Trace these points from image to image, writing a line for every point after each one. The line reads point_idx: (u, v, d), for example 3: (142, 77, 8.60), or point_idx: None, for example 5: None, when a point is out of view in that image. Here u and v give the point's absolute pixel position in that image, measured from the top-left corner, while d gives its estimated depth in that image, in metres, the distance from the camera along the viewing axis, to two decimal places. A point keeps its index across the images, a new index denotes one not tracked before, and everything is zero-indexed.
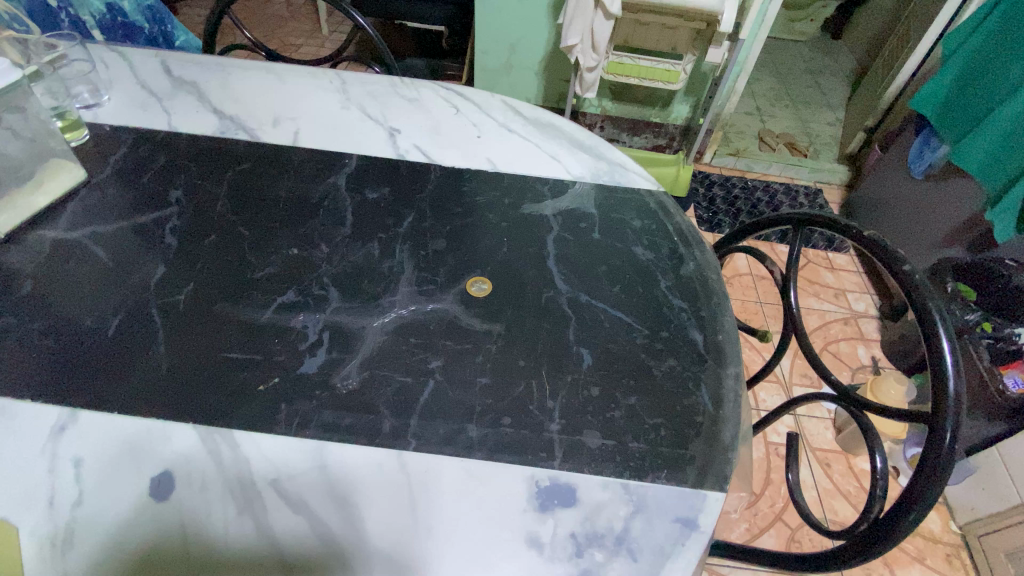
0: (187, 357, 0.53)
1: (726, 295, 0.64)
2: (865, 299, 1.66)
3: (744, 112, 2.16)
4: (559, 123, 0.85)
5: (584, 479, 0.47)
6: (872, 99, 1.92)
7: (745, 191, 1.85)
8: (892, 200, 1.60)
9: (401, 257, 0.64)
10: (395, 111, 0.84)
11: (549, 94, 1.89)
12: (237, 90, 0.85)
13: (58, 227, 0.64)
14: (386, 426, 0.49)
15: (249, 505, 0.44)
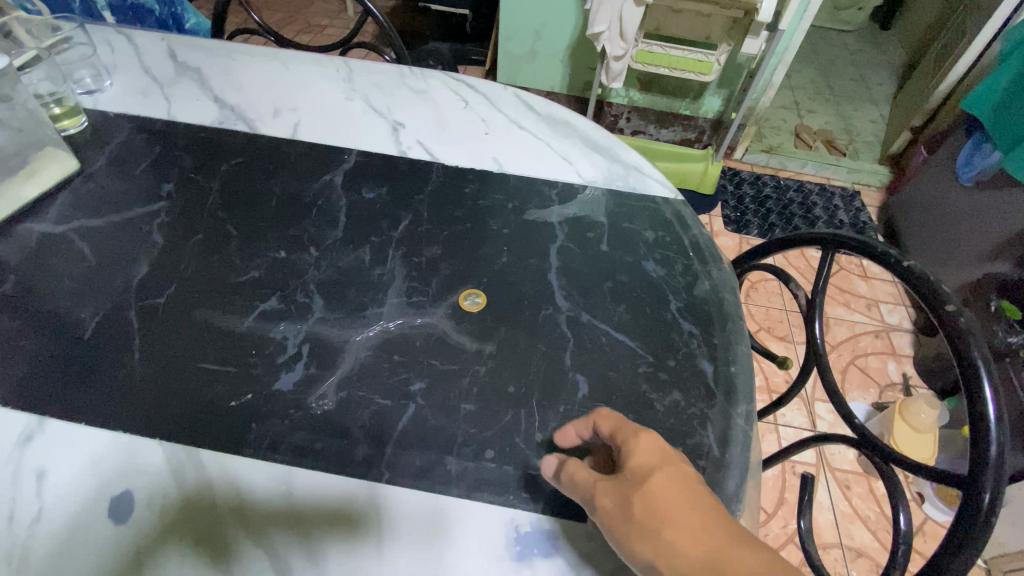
0: (162, 366, 0.50)
1: (742, 320, 0.58)
2: (899, 312, 1.56)
3: (781, 107, 2.05)
4: (575, 121, 0.80)
5: (569, 524, 0.43)
6: (920, 97, 1.78)
7: (777, 192, 1.75)
8: (932, 213, 1.50)
9: (393, 265, 0.61)
10: (401, 103, 0.80)
11: (574, 82, 1.81)
12: (240, 77, 0.82)
13: (46, 221, 0.62)
14: (359, 453, 0.46)
15: (209, 533, 0.42)
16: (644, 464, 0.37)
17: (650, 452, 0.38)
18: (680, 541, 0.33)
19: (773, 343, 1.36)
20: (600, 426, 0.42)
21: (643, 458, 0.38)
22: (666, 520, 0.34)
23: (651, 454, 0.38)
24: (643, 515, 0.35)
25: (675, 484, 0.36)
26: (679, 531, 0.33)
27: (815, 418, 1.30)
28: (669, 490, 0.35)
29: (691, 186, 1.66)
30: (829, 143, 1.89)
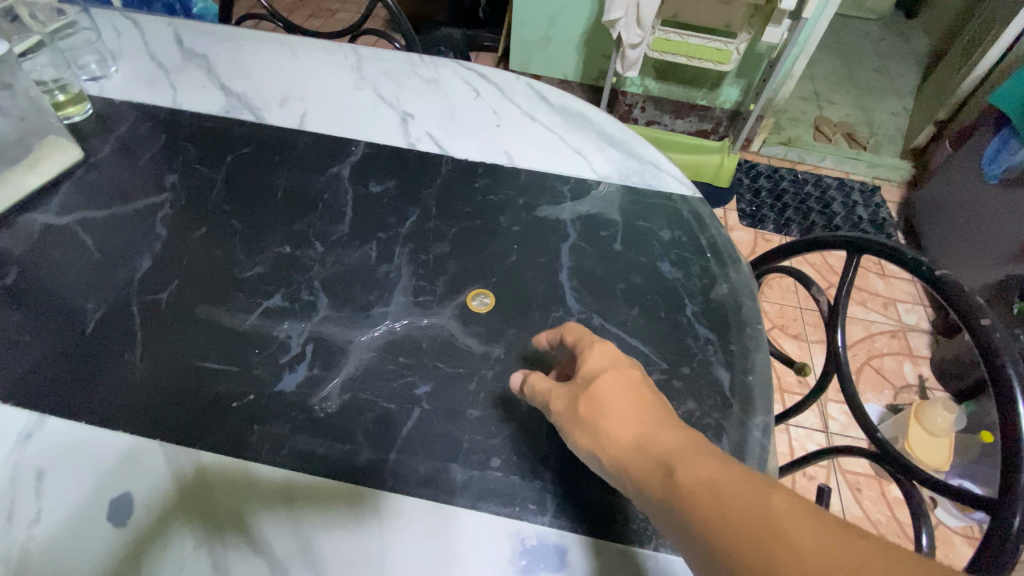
0: (163, 363, 0.49)
1: (761, 327, 0.56)
2: (917, 312, 1.51)
3: (800, 98, 1.99)
4: (590, 113, 0.77)
5: (576, 538, 0.42)
6: (946, 89, 1.72)
7: (794, 186, 1.70)
8: (955, 209, 1.45)
9: (399, 262, 0.59)
10: (411, 93, 0.78)
11: (588, 70, 1.77)
12: (247, 64, 0.80)
13: (50, 211, 0.61)
14: (363, 459, 0.45)
15: (208, 539, 0.41)
16: (594, 368, 0.38)
17: (601, 357, 0.39)
18: (615, 431, 0.34)
19: (787, 342, 1.33)
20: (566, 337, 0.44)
21: (593, 362, 0.39)
22: (608, 414, 0.35)
23: (602, 357, 0.39)
24: (586, 414, 0.36)
25: (619, 381, 0.37)
26: (615, 423, 0.34)
27: (827, 420, 1.27)
28: (613, 388, 0.36)
29: (707, 179, 1.61)
30: (850, 136, 1.84)
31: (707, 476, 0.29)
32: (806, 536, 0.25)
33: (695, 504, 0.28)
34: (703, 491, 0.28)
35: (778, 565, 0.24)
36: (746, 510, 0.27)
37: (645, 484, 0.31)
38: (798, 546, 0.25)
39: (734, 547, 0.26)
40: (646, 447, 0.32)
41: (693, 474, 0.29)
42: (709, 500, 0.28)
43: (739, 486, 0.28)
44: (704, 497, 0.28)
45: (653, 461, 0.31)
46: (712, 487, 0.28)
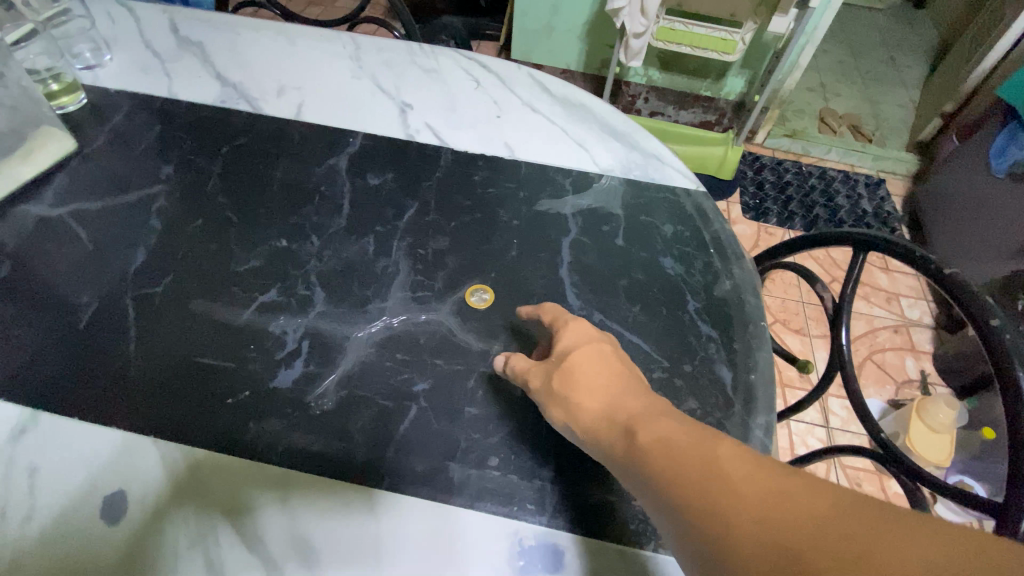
0: (158, 359, 0.49)
1: (765, 324, 0.55)
2: (921, 306, 1.50)
3: (806, 89, 1.96)
4: (592, 104, 0.75)
5: (576, 539, 0.41)
6: (954, 81, 1.69)
7: (799, 178, 1.68)
8: (960, 203, 1.43)
9: (397, 257, 0.58)
10: (410, 83, 0.76)
11: (591, 60, 1.74)
12: (243, 53, 0.78)
13: (43, 203, 0.61)
14: (359, 458, 0.44)
15: (202, 539, 0.40)
16: (569, 346, 0.43)
17: (573, 335, 0.43)
18: (583, 400, 0.38)
19: (788, 337, 1.32)
20: (543, 317, 0.49)
21: (567, 341, 0.43)
22: (578, 386, 0.39)
23: (576, 337, 0.43)
24: (560, 386, 0.40)
25: (587, 355, 0.41)
26: (585, 394, 0.38)
27: (828, 415, 1.26)
28: (582, 361, 0.40)
29: (710, 172, 1.59)
30: (855, 128, 1.81)
31: (662, 434, 0.32)
32: (750, 482, 0.27)
33: (651, 460, 0.31)
34: (657, 447, 0.31)
35: (716, 498, 0.27)
36: (694, 462, 0.29)
37: (609, 446, 0.35)
38: (737, 489, 0.27)
39: (684, 496, 0.29)
40: (610, 413, 0.36)
41: (650, 431, 0.32)
42: (661, 452, 0.31)
43: (690, 443, 0.30)
44: (657, 452, 0.31)
45: (615, 424, 0.35)
46: (665, 443, 0.31)
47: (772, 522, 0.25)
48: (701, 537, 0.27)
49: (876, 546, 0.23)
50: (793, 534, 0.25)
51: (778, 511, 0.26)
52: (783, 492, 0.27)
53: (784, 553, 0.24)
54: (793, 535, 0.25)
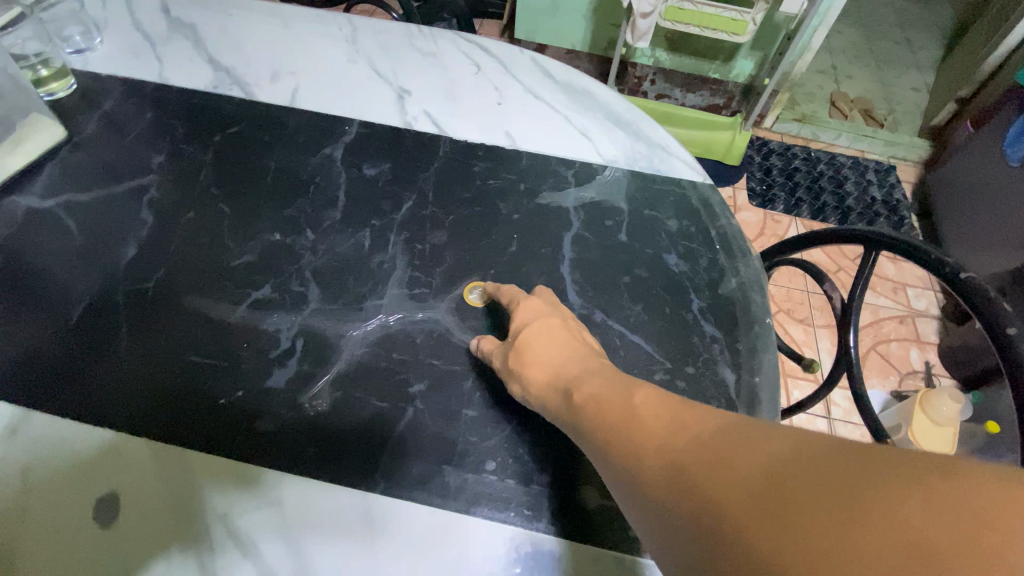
0: (150, 357, 0.48)
1: (770, 324, 0.54)
2: (927, 297, 1.47)
3: (817, 71, 1.90)
4: (596, 91, 0.73)
5: (573, 546, 0.41)
6: (969, 64, 1.64)
7: (807, 164, 1.64)
8: (972, 193, 1.40)
9: (394, 252, 0.56)
10: (408, 68, 0.74)
11: (597, 40, 1.69)
12: (236, 36, 0.76)
13: (33, 194, 0.59)
14: (354, 462, 0.44)
15: (195, 542, 0.40)
16: (522, 323, 0.46)
17: (527, 313, 0.46)
18: (531, 370, 0.41)
19: (792, 327, 1.30)
20: (501, 299, 0.51)
21: (520, 318, 0.46)
22: (528, 358, 0.42)
23: (530, 313, 0.46)
24: (513, 363, 0.43)
25: (537, 329, 0.44)
26: (534, 366, 0.41)
27: (830, 406, 1.26)
28: (533, 337, 0.43)
29: (718, 157, 1.54)
30: (867, 113, 1.76)
31: (595, 391, 0.35)
32: (654, 416, 0.30)
33: (585, 414, 0.35)
34: (590, 404, 0.35)
35: (625, 434, 0.30)
36: (614, 408, 0.33)
37: (555, 409, 0.38)
38: (644, 424, 0.30)
39: (606, 440, 0.31)
40: (555, 379, 0.39)
41: (586, 390, 0.36)
42: (592, 406, 0.34)
43: (614, 396, 0.34)
44: (589, 407, 0.34)
45: (559, 389, 0.39)
46: (596, 399, 0.34)
47: (665, 446, 0.27)
48: (617, 475, 0.30)
49: (743, 449, 0.24)
50: (680, 451, 0.26)
51: (672, 437, 0.27)
52: (680, 418, 0.28)
53: (670, 469, 0.26)
54: (678, 453, 0.26)
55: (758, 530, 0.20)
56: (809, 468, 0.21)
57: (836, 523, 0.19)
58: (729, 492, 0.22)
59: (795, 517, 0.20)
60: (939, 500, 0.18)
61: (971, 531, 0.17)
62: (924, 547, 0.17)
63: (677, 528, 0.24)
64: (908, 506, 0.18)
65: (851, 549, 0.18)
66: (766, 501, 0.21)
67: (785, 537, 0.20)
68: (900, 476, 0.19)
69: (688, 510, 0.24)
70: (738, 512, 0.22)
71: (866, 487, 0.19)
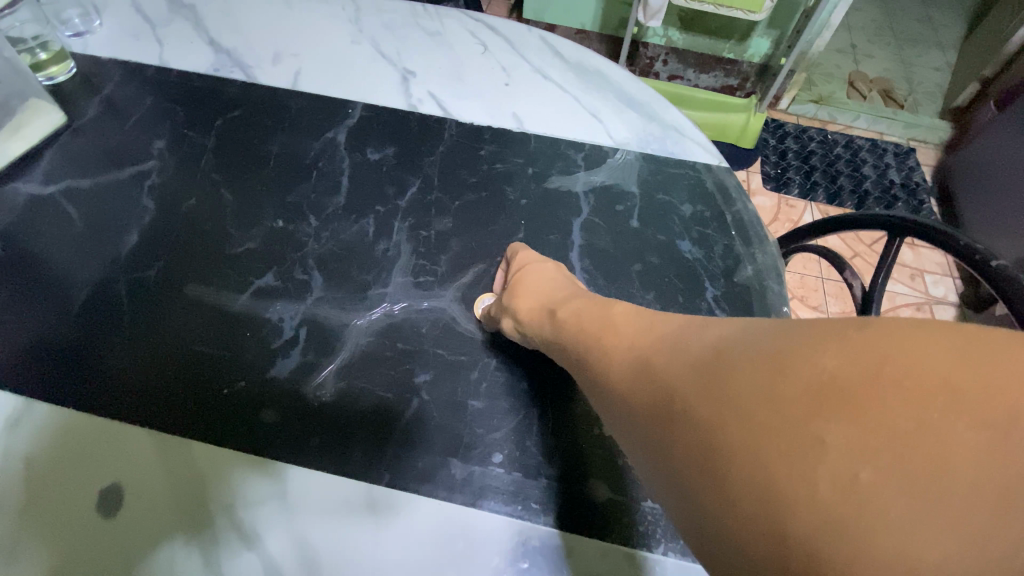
0: (151, 346, 0.47)
1: (787, 313, 0.52)
2: (946, 283, 1.38)
3: (836, 49, 1.83)
4: (608, 72, 0.70)
5: (580, 540, 0.40)
6: (995, 41, 1.57)
7: (824, 147, 1.58)
8: (996, 176, 1.34)
9: (398, 239, 0.55)
10: (413, 48, 0.71)
11: (608, 20, 1.65)
12: (237, 15, 0.73)
13: (33, 180, 0.58)
14: (358, 454, 0.43)
15: (199, 534, 0.40)
16: (522, 266, 0.48)
17: (529, 257, 0.49)
18: (520, 296, 0.43)
19: (805, 314, 1.27)
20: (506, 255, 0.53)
21: (521, 261, 0.49)
22: (521, 288, 0.44)
23: (529, 259, 0.49)
24: (508, 293, 0.45)
25: (537, 270, 0.47)
26: (524, 294, 0.44)
27: None
28: (531, 275, 0.46)
29: (730, 140, 1.52)
30: (887, 93, 1.70)
31: (576, 309, 0.38)
32: (629, 323, 0.32)
33: (564, 329, 0.37)
34: (571, 320, 0.37)
35: (600, 344, 0.32)
36: (594, 323, 0.35)
37: (539, 328, 0.41)
38: (619, 330, 0.32)
39: (584, 352, 0.34)
40: (541, 305, 0.42)
41: (569, 311, 0.39)
42: (573, 324, 0.37)
43: (595, 313, 0.36)
44: (570, 322, 0.37)
45: (544, 311, 0.41)
46: (578, 325, 0.36)
47: (636, 347, 0.29)
48: (594, 382, 0.32)
49: (704, 342, 0.25)
50: (649, 353, 0.28)
51: (644, 343, 0.29)
52: (650, 322, 0.30)
53: (639, 367, 0.28)
54: (648, 353, 0.28)
55: (704, 401, 0.22)
56: (752, 345, 0.22)
57: (764, 382, 0.20)
58: (685, 376, 0.24)
59: (733, 384, 0.21)
60: (860, 346, 0.18)
61: (883, 370, 0.17)
62: (834, 386, 0.18)
63: (638, 416, 0.26)
64: (828, 354, 0.19)
65: (775, 401, 0.19)
66: (711, 377, 0.22)
67: (723, 402, 0.21)
68: (830, 333, 0.20)
69: (649, 399, 0.25)
70: (690, 390, 0.23)
71: (799, 347, 0.20)
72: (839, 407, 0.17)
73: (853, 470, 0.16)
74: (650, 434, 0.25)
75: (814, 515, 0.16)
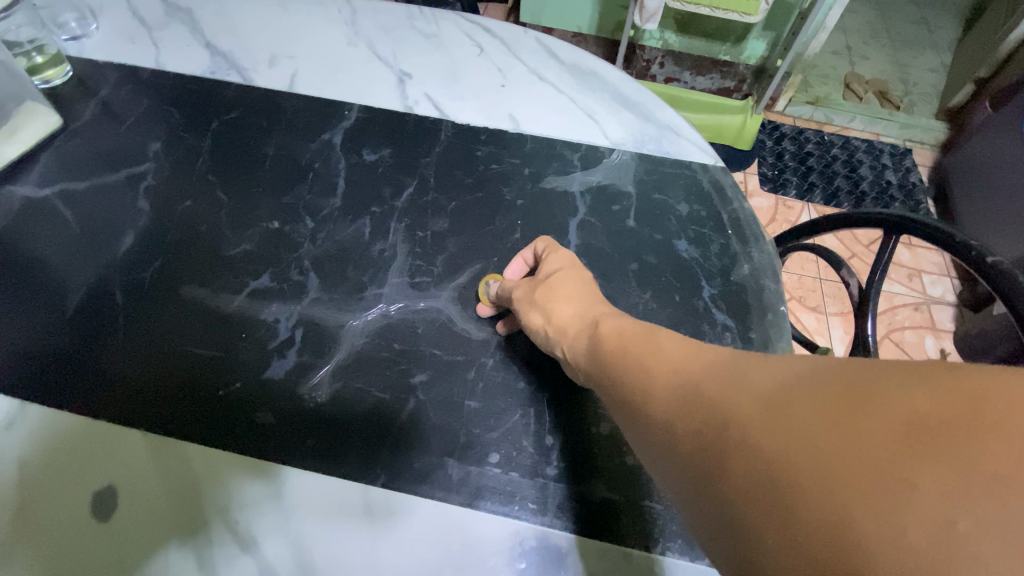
0: (145, 349, 0.47)
1: (785, 312, 0.52)
2: (943, 284, 1.37)
3: (832, 51, 1.84)
4: (604, 73, 0.70)
5: (577, 540, 0.40)
6: (990, 43, 1.58)
7: (820, 148, 1.59)
8: (992, 176, 1.35)
9: (394, 240, 0.55)
10: (409, 50, 0.71)
11: (604, 23, 1.65)
12: (233, 18, 0.74)
13: (29, 183, 0.58)
14: (354, 456, 0.42)
15: (194, 537, 0.40)
16: (553, 268, 0.46)
17: (562, 258, 0.47)
18: (557, 302, 0.42)
19: (804, 314, 1.27)
20: (534, 249, 0.50)
21: (552, 262, 0.47)
22: (556, 295, 0.43)
23: (561, 262, 0.47)
24: (540, 295, 0.43)
25: (571, 275, 0.45)
26: (561, 301, 0.42)
27: None
28: (565, 280, 0.44)
29: (726, 142, 1.52)
30: (882, 94, 1.71)
31: (618, 326, 0.36)
32: (670, 346, 0.31)
33: (606, 344, 0.35)
34: (613, 337, 0.35)
35: (636, 363, 0.31)
36: (633, 340, 0.34)
37: (577, 340, 0.39)
38: (657, 352, 0.31)
39: (618, 370, 0.33)
40: (579, 319, 0.40)
41: (612, 325, 0.37)
42: (610, 341, 0.35)
43: (637, 330, 0.35)
44: (610, 339, 0.35)
45: (583, 324, 0.40)
46: (614, 341, 0.35)
47: (681, 370, 0.28)
48: (627, 403, 0.31)
49: (761, 371, 0.25)
50: (697, 377, 0.27)
51: (690, 367, 0.28)
52: (694, 350, 0.30)
53: (685, 391, 0.27)
54: (696, 378, 0.27)
55: (766, 427, 0.21)
56: (820, 378, 0.22)
57: (839, 414, 0.19)
58: (741, 401, 0.23)
59: (803, 414, 0.21)
60: (947, 389, 0.18)
61: (975, 413, 0.17)
62: (922, 426, 0.17)
63: (684, 439, 0.25)
64: (912, 395, 0.19)
65: (856, 435, 0.18)
66: (773, 404, 0.22)
67: (790, 430, 0.20)
68: (907, 375, 0.20)
69: (699, 420, 0.25)
70: (750, 414, 0.22)
71: (875, 385, 0.20)
72: (927, 447, 0.17)
73: (947, 513, 0.16)
74: (697, 458, 0.24)
75: (904, 556, 0.15)
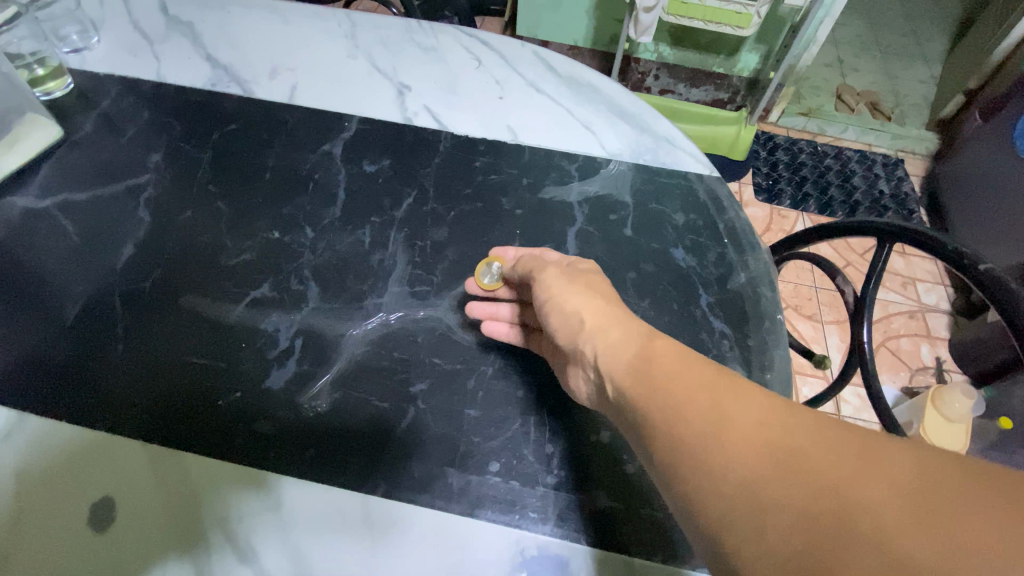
0: (144, 359, 0.47)
1: (781, 319, 0.52)
2: (938, 292, 1.38)
3: (823, 63, 1.87)
4: (601, 86, 0.71)
5: (577, 550, 0.40)
6: (978, 55, 1.61)
7: (813, 158, 1.61)
8: (982, 186, 1.36)
9: (394, 250, 0.55)
10: (409, 63, 0.72)
11: (600, 35, 1.68)
12: (235, 32, 0.74)
13: (29, 194, 0.58)
14: (354, 466, 0.42)
15: (191, 549, 0.39)
16: (587, 269, 0.46)
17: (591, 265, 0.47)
18: (599, 296, 0.41)
19: (800, 322, 1.28)
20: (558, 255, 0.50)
21: (584, 264, 0.47)
22: (595, 291, 0.42)
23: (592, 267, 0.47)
24: (580, 283, 0.42)
25: (604, 280, 0.44)
26: (601, 298, 0.41)
27: None
28: (600, 281, 0.44)
29: (722, 152, 1.53)
30: (873, 106, 1.73)
31: (658, 347, 0.34)
32: (735, 391, 0.28)
33: (650, 363, 0.32)
34: (652, 358, 0.33)
35: (694, 403, 0.28)
36: (679, 371, 0.31)
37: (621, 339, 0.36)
38: (721, 396, 0.28)
39: (666, 403, 0.29)
40: (622, 318, 0.38)
41: (655, 342, 0.34)
42: (648, 362, 0.33)
43: (677, 358, 0.32)
44: (652, 361, 0.33)
45: (627, 328, 0.37)
46: (656, 360, 0.33)
47: (769, 428, 0.26)
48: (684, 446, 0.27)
49: (871, 451, 0.24)
50: (798, 444, 0.25)
51: (777, 428, 0.26)
52: (766, 401, 0.28)
53: (785, 456, 0.25)
54: (795, 443, 0.25)
55: (918, 527, 0.21)
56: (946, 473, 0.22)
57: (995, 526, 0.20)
58: (878, 491, 0.22)
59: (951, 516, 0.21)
60: None
61: None
62: None
63: (785, 511, 0.23)
64: None
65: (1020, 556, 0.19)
66: (919, 502, 0.21)
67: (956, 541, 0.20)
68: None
69: (808, 495, 0.23)
70: (890, 506, 0.22)
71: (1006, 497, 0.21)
72: None
73: None
74: (806, 539, 0.22)
75: None
